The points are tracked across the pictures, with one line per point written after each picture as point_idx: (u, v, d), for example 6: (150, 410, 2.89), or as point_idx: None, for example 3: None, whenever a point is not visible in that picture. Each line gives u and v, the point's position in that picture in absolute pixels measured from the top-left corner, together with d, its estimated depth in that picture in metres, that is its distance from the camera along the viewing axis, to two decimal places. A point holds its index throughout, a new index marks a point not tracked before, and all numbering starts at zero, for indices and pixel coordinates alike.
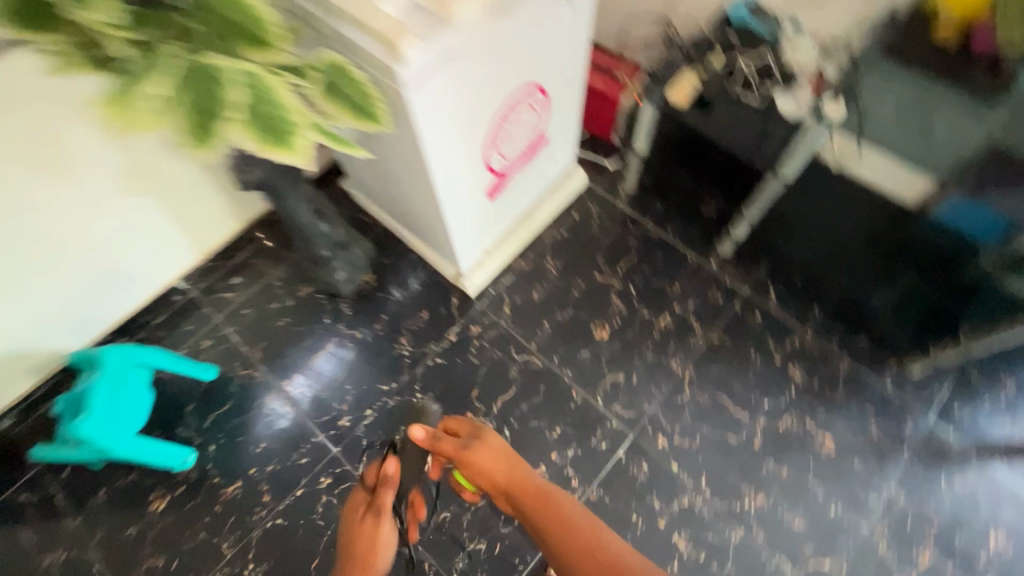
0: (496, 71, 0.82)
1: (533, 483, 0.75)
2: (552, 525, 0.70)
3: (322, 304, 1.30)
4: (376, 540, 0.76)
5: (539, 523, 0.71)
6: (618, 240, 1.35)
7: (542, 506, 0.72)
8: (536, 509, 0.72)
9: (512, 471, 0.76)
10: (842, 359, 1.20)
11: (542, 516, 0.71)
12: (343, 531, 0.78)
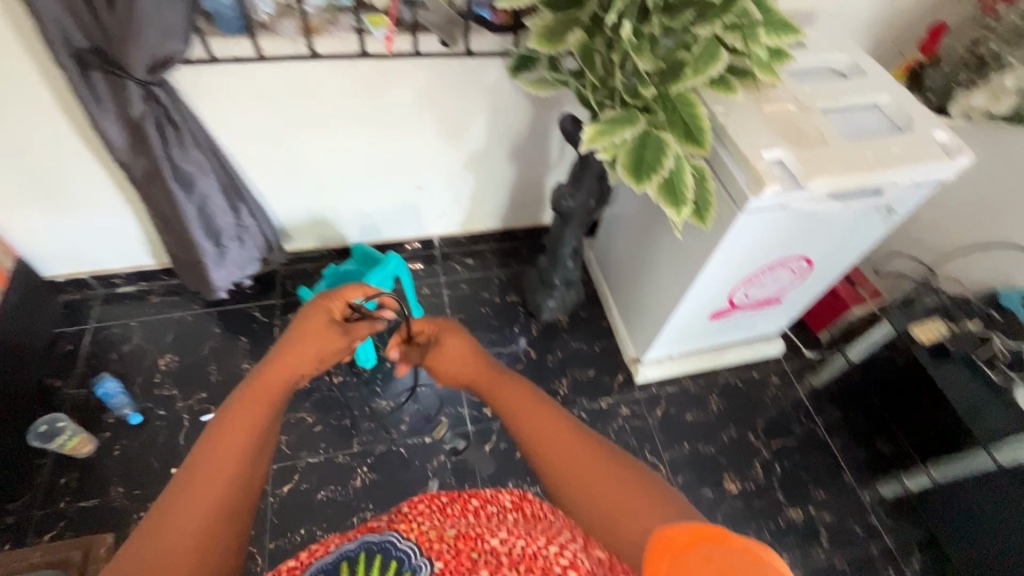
0: (798, 232, 0.99)
1: (556, 428, 0.57)
2: (585, 481, 0.52)
3: (518, 316, 1.52)
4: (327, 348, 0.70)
5: (574, 489, 0.52)
6: (785, 420, 1.39)
7: (569, 460, 0.54)
8: (566, 468, 0.53)
9: (527, 412, 0.60)
10: None
11: (573, 475, 0.52)
12: (296, 330, 0.69)
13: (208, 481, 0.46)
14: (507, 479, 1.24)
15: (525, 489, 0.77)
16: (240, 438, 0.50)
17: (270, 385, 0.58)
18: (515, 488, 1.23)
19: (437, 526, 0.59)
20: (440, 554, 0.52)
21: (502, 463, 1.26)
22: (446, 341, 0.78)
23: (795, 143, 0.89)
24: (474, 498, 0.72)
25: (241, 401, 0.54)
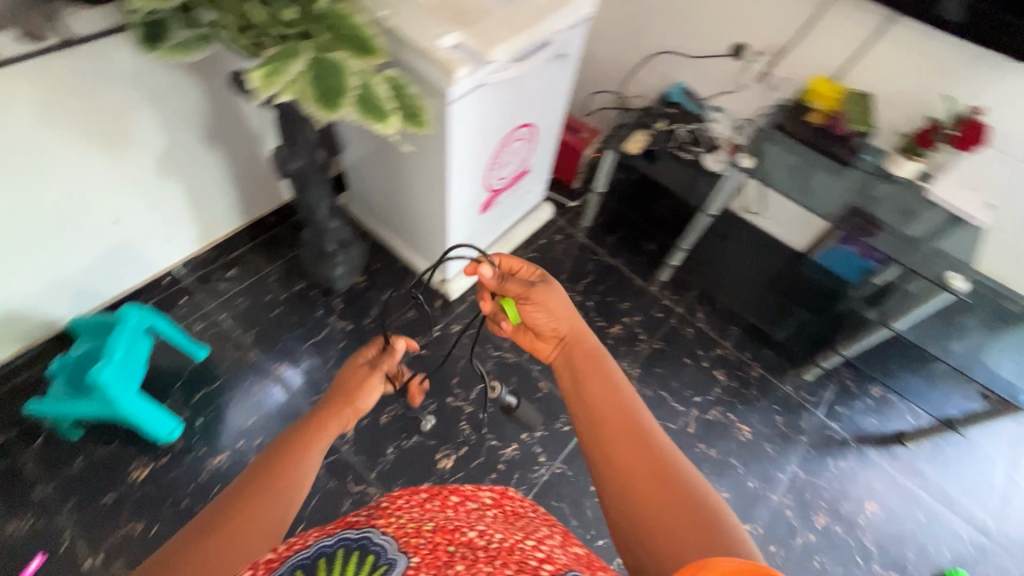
0: (508, 104, 1.07)
1: (635, 444, 0.62)
2: (654, 500, 0.57)
3: (315, 300, 1.42)
4: (364, 389, 0.82)
5: (637, 487, 0.58)
6: (579, 265, 1.61)
7: (641, 471, 0.59)
8: (637, 482, 0.59)
9: (607, 413, 0.67)
10: (754, 367, 1.49)
11: (639, 481, 0.59)
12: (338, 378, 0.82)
13: (273, 484, 0.62)
14: (384, 447, 1.23)
15: (505, 479, 0.74)
16: (292, 460, 0.66)
17: (329, 425, 0.74)
18: (396, 449, 1.23)
19: (418, 516, 0.61)
20: (418, 545, 0.56)
21: (371, 436, 1.24)
22: (545, 296, 0.81)
23: (463, 23, 0.93)
24: (453, 491, 0.69)
25: (307, 431, 0.71)
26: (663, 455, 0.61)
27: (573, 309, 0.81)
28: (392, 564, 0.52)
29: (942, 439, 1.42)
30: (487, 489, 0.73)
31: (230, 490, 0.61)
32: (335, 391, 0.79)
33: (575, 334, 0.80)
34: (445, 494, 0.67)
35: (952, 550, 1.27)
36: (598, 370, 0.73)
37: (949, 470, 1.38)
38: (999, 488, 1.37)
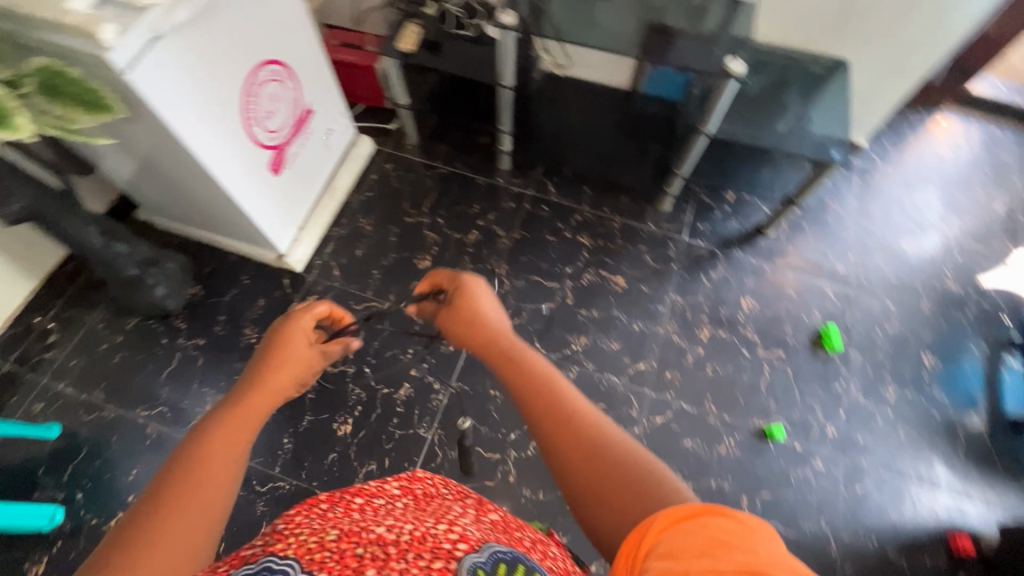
0: (220, 50, 0.94)
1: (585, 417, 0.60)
2: (600, 469, 0.55)
3: (156, 329, 1.32)
4: (309, 367, 0.74)
5: (580, 466, 0.56)
6: (418, 185, 1.54)
7: (580, 449, 0.57)
8: (610, 494, 0.53)
9: (543, 395, 0.63)
10: (615, 219, 1.49)
11: (580, 458, 0.56)
12: (280, 343, 0.73)
13: (191, 483, 0.52)
14: (281, 439, 1.21)
15: (406, 474, 0.81)
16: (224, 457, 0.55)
17: (255, 407, 0.63)
18: (292, 436, 1.21)
19: (319, 531, 0.52)
20: (325, 558, 0.46)
21: (263, 435, 1.20)
22: (471, 293, 0.79)
23: None
24: (353, 500, 0.67)
25: (230, 418, 0.60)
26: (604, 425, 0.59)
27: (493, 309, 0.78)
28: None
29: (793, 218, 1.50)
30: (388, 488, 0.75)
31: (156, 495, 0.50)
32: (277, 353, 0.72)
33: (506, 333, 0.74)
34: (337, 500, 0.66)
35: (823, 309, 1.38)
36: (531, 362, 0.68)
37: (807, 241, 1.47)
38: (850, 240, 1.47)
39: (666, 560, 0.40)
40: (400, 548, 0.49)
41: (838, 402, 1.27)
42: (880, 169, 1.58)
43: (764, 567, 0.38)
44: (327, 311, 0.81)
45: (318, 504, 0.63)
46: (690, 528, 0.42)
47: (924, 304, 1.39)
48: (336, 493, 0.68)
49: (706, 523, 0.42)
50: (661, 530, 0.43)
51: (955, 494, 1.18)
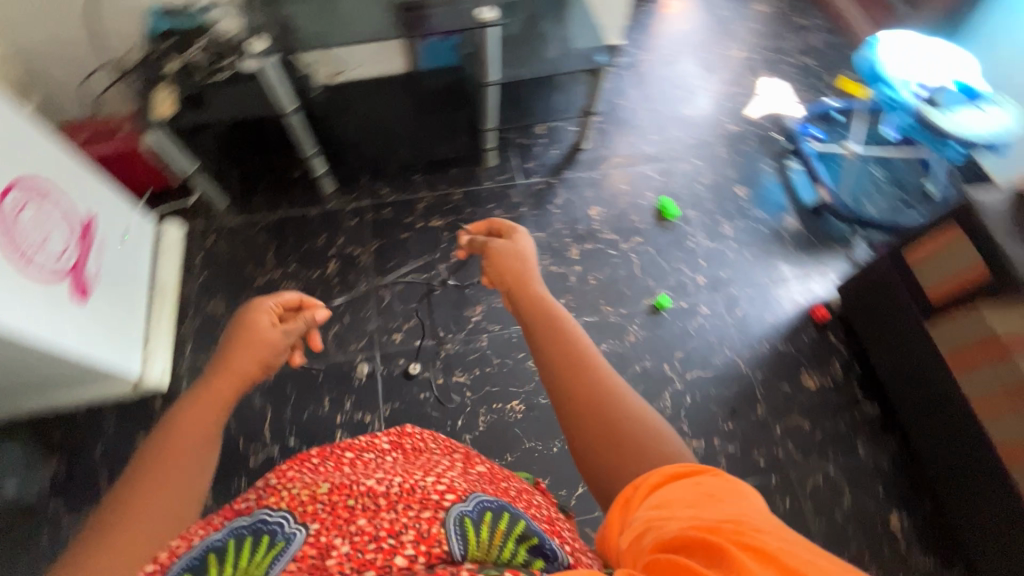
0: None
1: (594, 372, 0.66)
2: (601, 419, 0.61)
3: (28, 528, 1.12)
4: (269, 352, 0.74)
5: (585, 418, 0.62)
6: (252, 244, 1.44)
7: (589, 391, 0.64)
8: (611, 439, 0.59)
9: (555, 346, 0.70)
10: (455, 191, 1.54)
11: (589, 408, 0.62)
12: (241, 327, 0.74)
13: (161, 470, 0.58)
14: None
15: (392, 432, 0.93)
16: (185, 453, 0.60)
17: (216, 396, 0.67)
18: None
19: (310, 487, 0.59)
20: (317, 510, 0.54)
21: None
22: (507, 254, 0.85)
23: None
24: (346, 455, 0.81)
25: (196, 409, 0.65)
26: (613, 379, 0.65)
27: (526, 266, 0.84)
28: (292, 534, 0.50)
29: (598, 125, 1.67)
30: (378, 443, 0.88)
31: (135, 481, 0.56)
32: (235, 342, 0.73)
33: (535, 289, 0.80)
34: (336, 455, 0.81)
35: (653, 188, 1.57)
36: (546, 318, 0.74)
37: (617, 139, 1.65)
38: (647, 124, 1.68)
39: (655, 508, 0.48)
40: (390, 500, 0.53)
41: (696, 254, 1.48)
42: (644, 57, 1.81)
43: (743, 510, 0.44)
44: (296, 300, 0.82)
45: (308, 461, 0.78)
46: (681, 481, 0.49)
47: (720, 150, 1.65)
48: (328, 448, 0.83)
49: (700, 481, 0.48)
50: (654, 485, 0.51)
51: (800, 279, 1.45)
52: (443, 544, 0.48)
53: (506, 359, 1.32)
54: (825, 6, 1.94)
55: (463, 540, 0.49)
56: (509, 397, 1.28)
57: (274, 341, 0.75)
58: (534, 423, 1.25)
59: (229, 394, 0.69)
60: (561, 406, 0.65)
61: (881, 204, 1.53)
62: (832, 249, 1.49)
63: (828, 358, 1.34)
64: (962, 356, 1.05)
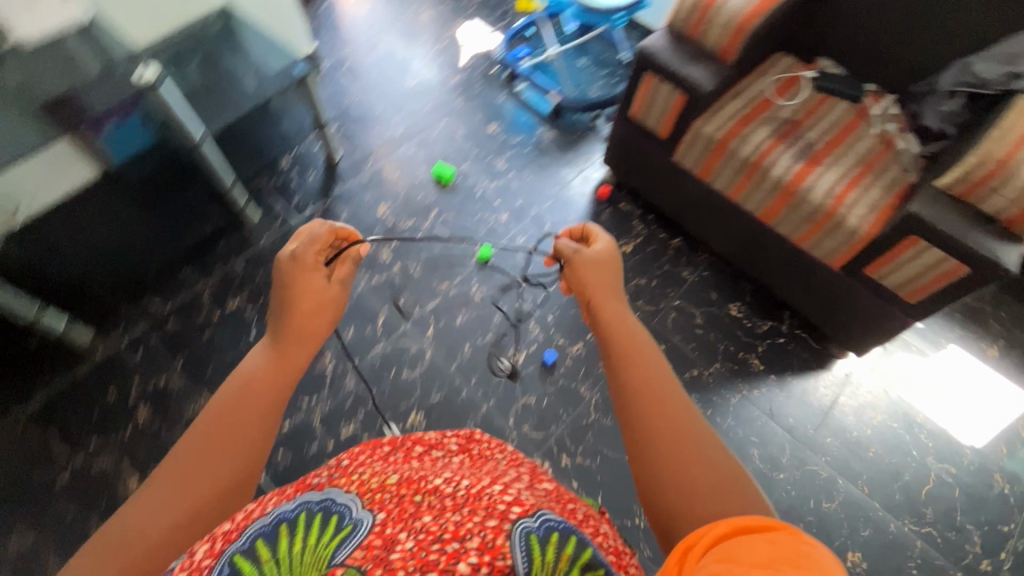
0: None
1: (675, 398, 0.60)
2: (681, 448, 0.55)
3: None
4: (318, 314, 0.69)
5: (657, 441, 0.56)
6: (26, 447, 1.16)
7: (662, 419, 0.57)
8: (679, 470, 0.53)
9: (643, 372, 0.63)
10: (234, 263, 1.39)
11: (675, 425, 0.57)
12: (285, 282, 0.70)
13: (221, 442, 0.54)
14: None
15: (462, 436, 0.86)
16: (251, 428, 0.56)
17: (273, 386, 0.61)
18: None
19: (381, 475, 0.55)
20: (384, 499, 0.49)
21: None
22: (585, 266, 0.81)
23: None
24: (417, 447, 0.77)
25: (244, 394, 0.58)
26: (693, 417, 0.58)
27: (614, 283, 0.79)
28: (358, 521, 0.44)
29: (339, 132, 1.64)
30: (446, 441, 0.83)
31: (204, 439, 0.54)
32: (281, 300, 0.69)
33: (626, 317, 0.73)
34: (406, 448, 0.75)
35: (421, 162, 1.60)
36: (629, 335, 0.68)
37: (364, 137, 1.63)
38: (384, 111, 1.69)
39: (718, 561, 0.39)
40: (456, 501, 0.46)
41: (489, 197, 1.55)
42: (347, 55, 1.81)
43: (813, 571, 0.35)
44: (331, 230, 0.77)
45: (379, 449, 0.73)
46: (749, 535, 0.41)
47: (458, 103, 1.73)
48: (401, 439, 0.80)
49: (772, 537, 0.39)
50: (719, 537, 0.43)
51: (577, 173, 1.62)
52: (508, 557, 0.40)
53: (382, 384, 1.27)
54: None
55: (528, 558, 0.40)
56: (405, 415, 1.24)
57: (331, 305, 0.71)
58: (441, 422, 1.24)
59: (301, 365, 0.65)
60: (635, 429, 0.58)
61: (597, 87, 1.77)
62: (586, 138, 1.69)
63: (629, 221, 1.54)
64: (705, 164, 1.27)
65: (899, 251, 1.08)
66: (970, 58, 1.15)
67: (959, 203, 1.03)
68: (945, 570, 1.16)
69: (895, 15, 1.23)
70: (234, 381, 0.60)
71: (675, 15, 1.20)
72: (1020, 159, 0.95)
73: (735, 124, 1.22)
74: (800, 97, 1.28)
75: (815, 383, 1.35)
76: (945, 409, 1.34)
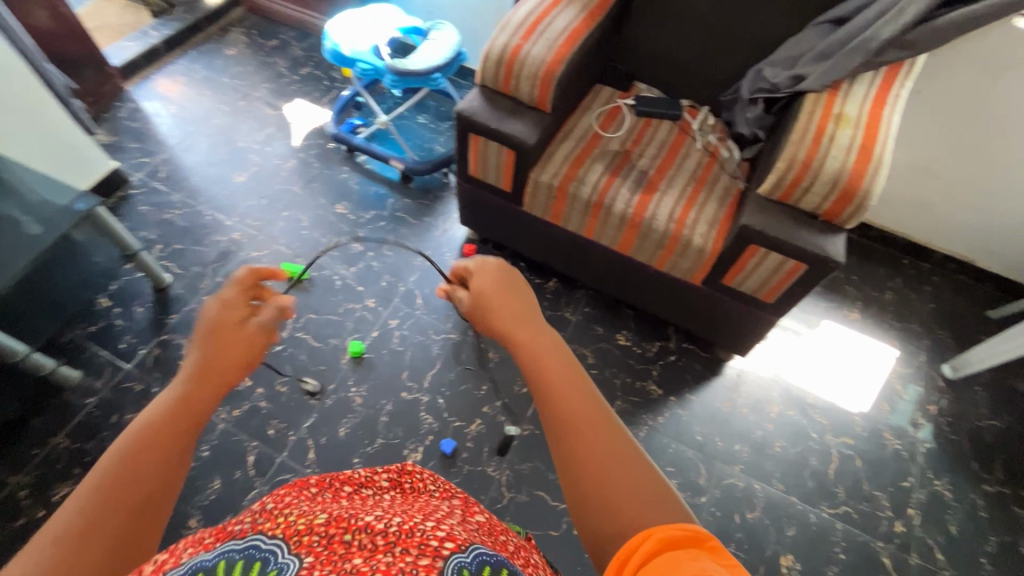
0: None
1: (580, 399, 0.48)
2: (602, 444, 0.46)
3: None
4: (234, 349, 0.47)
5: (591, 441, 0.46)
6: None
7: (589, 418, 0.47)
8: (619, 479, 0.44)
9: (542, 362, 0.51)
10: (57, 440, 1.17)
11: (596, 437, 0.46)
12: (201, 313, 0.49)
13: (112, 501, 0.36)
14: None
15: (394, 466, 0.70)
16: (162, 466, 0.39)
17: (180, 423, 0.42)
18: None
19: (308, 513, 0.40)
20: (315, 542, 0.35)
21: None
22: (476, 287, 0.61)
23: None
24: (343, 487, 0.60)
25: (140, 440, 0.40)
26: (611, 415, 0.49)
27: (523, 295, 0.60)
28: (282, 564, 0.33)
29: (165, 251, 1.45)
30: (376, 479, 0.66)
31: (92, 493, 0.36)
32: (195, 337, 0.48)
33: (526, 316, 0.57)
34: (332, 488, 0.59)
35: (267, 265, 1.46)
36: (536, 336, 0.54)
37: (196, 250, 1.46)
38: (215, 216, 1.53)
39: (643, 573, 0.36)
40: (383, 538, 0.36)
41: (350, 285, 1.44)
42: (160, 163, 1.63)
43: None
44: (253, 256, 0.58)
45: (306, 490, 0.54)
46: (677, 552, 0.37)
47: (298, 189, 1.61)
48: (326, 475, 0.61)
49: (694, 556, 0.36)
50: (649, 555, 0.38)
51: (439, 237, 1.55)
52: None
53: None
54: (280, 22, 2.03)
55: None
56: None
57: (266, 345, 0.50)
58: None
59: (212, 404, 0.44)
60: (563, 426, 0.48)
61: (441, 144, 1.73)
62: (441, 197, 1.64)
63: None
64: (553, 210, 1.24)
65: (745, 260, 1.10)
66: (759, 66, 1.23)
67: (782, 206, 1.08)
68: (869, 545, 1.19)
69: (686, 36, 1.30)
70: (151, 408, 0.42)
71: (483, 73, 1.17)
72: (819, 158, 1.01)
73: (570, 167, 1.21)
74: (625, 126, 1.30)
75: (714, 392, 1.36)
76: (829, 385, 1.40)
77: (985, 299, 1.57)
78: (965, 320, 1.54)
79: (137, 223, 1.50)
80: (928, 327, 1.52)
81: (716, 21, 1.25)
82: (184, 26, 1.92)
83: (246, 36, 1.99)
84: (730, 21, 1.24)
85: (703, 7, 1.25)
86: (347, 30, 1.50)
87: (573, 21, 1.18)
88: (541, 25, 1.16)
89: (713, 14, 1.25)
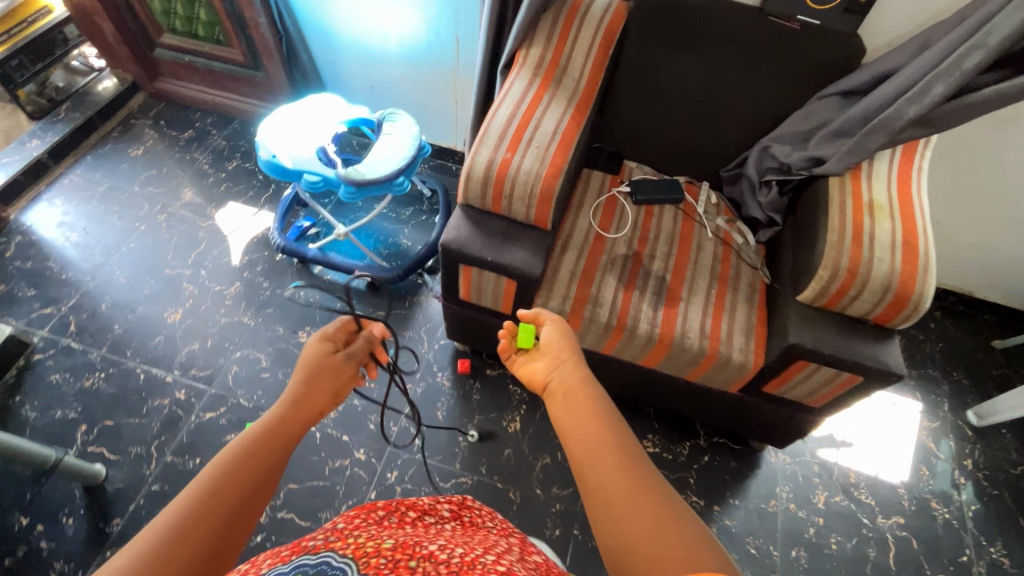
0: None
1: (611, 436, 0.48)
2: (629, 500, 0.42)
3: None
4: (325, 386, 0.61)
5: (616, 485, 0.43)
6: None
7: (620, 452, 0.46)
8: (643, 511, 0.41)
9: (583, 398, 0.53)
10: None
11: (618, 488, 0.43)
12: (310, 356, 0.63)
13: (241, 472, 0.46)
14: None
15: (452, 499, 0.66)
16: (266, 463, 0.48)
17: (283, 430, 0.53)
18: None
19: (377, 537, 0.47)
20: (380, 565, 0.42)
21: None
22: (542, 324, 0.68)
23: None
24: (408, 512, 0.59)
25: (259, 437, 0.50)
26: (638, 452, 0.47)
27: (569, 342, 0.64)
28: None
29: (93, 433, 1.18)
30: (438, 507, 0.63)
31: (221, 466, 0.46)
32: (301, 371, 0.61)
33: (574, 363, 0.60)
34: (397, 512, 0.57)
35: (227, 427, 1.21)
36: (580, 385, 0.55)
37: (135, 422, 1.20)
38: (151, 372, 1.27)
39: None
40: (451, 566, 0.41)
41: (333, 436, 1.22)
42: (69, 309, 1.34)
43: None
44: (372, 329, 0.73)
45: (372, 511, 0.55)
46: None
47: (248, 320, 1.36)
48: (392, 500, 0.59)
49: None
50: None
51: (425, 354, 1.36)
52: None
53: None
54: (193, 107, 1.75)
55: None
56: None
57: (350, 379, 0.64)
58: None
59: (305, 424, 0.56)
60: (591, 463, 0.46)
61: (407, 236, 1.56)
62: (418, 303, 1.44)
63: (505, 389, 1.32)
64: None
65: (792, 373, 0.98)
66: (765, 142, 1.12)
67: (825, 313, 0.97)
68: None
69: (680, 111, 1.16)
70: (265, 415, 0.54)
71: (467, 193, 0.99)
72: (865, 264, 0.91)
73: (579, 285, 1.05)
74: (627, 222, 1.16)
75: (757, 490, 1.25)
76: (868, 454, 1.32)
77: (988, 329, 1.55)
78: (975, 356, 1.51)
79: (52, 399, 1.21)
80: (945, 370, 1.48)
81: (711, 94, 1.12)
82: (75, 127, 1.61)
83: (154, 129, 1.71)
84: (728, 93, 1.11)
85: (697, 80, 1.11)
86: (284, 134, 1.27)
87: (562, 121, 1.02)
88: (526, 131, 0.99)
89: (708, 87, 1.12)
